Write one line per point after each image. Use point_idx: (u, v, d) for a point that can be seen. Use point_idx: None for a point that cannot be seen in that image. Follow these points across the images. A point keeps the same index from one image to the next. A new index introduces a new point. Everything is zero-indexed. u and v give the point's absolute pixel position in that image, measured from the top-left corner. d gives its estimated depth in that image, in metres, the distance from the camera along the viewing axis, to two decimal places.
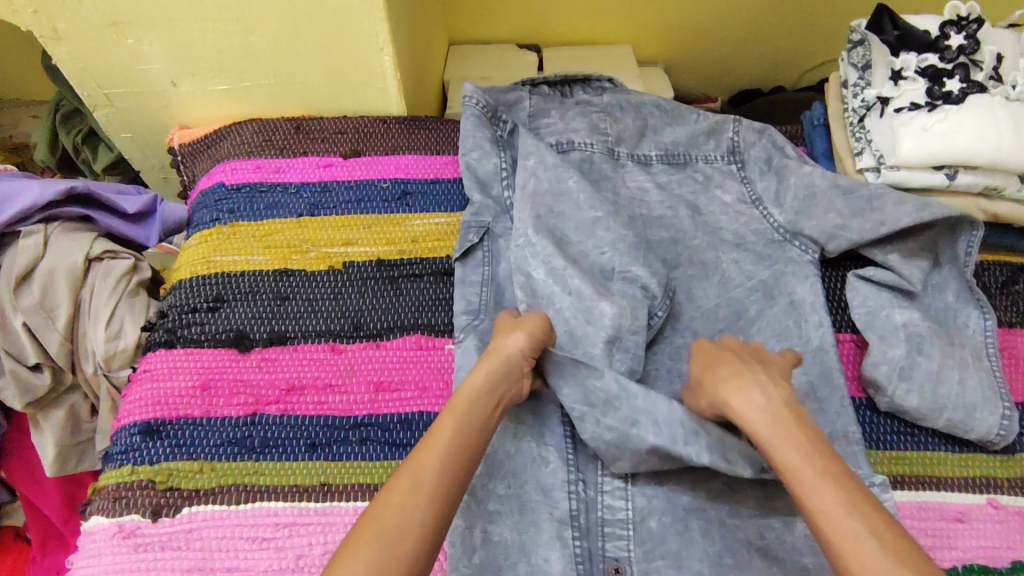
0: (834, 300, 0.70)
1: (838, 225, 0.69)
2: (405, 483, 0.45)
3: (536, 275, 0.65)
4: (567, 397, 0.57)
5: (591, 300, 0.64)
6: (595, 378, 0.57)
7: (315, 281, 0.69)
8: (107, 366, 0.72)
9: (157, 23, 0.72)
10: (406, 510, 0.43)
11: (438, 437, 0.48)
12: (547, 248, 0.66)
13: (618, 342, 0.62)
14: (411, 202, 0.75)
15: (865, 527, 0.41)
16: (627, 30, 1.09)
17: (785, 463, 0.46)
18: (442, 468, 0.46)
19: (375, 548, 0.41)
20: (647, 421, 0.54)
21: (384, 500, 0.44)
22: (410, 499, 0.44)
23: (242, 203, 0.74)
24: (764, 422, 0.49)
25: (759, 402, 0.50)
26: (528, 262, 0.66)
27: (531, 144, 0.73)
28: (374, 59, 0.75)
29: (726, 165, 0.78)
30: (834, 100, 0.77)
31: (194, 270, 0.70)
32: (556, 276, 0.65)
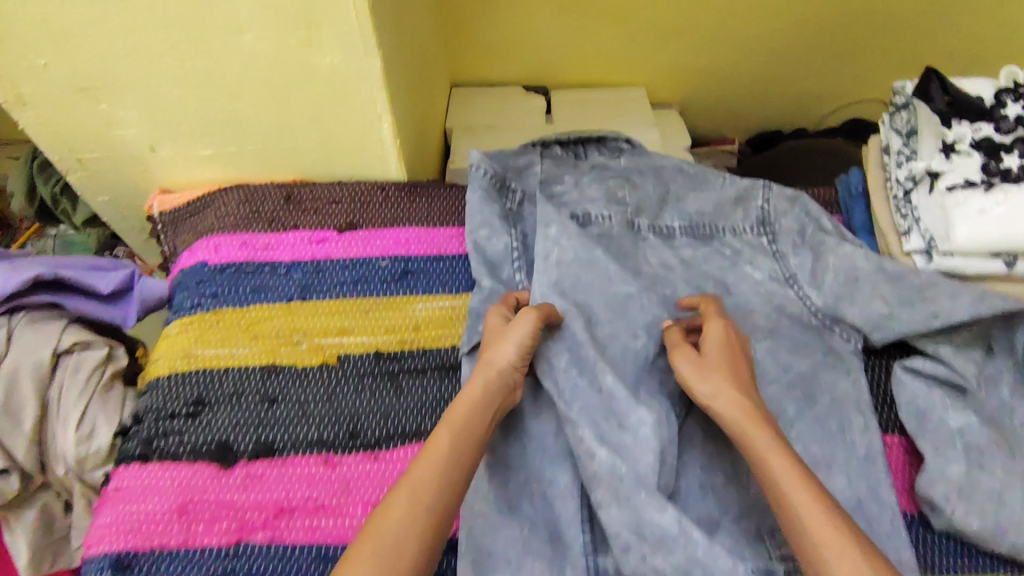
0: (879, 394, 0.65)
1: (884, 315, 0.63)
2: (406, 493, 0.45)
3: (560, 363, 0.59)
4: (613, 519, 0.51)
5: (626, 404, 0.56)
6: (651, 510, 0.50)
7: (307, 379, 0.62)
8: (79, 468, 0.65)
9: (132, 90, 0.65)
10: (406, 521, 0.43)
11: (435, 448, 0.48)
12: (579, 335, 0.60)
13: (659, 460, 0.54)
14: (412, 283, 0.69)
15: (845, 532, 0.43)
16: (641, 71, 1.03)
17: (766, 465, 0.48)
18: (440, 479, 0.46)
19: (378, 557, 0.41)
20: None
21: (384, 511, 0.44)
22: (410, 508, 0.44)
23: (227, 286, 0.67)
24: (743, 418, 0.51)
25: (739, 398, 0.53)
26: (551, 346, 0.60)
27: (550, 211, 0.67)
28: (372, 127, 0.68)
29: (756, 237, 0.72)
30: (875, 168, 0.71)
31: (174, 366, 0.63)
32: (582, 367, 0.59)
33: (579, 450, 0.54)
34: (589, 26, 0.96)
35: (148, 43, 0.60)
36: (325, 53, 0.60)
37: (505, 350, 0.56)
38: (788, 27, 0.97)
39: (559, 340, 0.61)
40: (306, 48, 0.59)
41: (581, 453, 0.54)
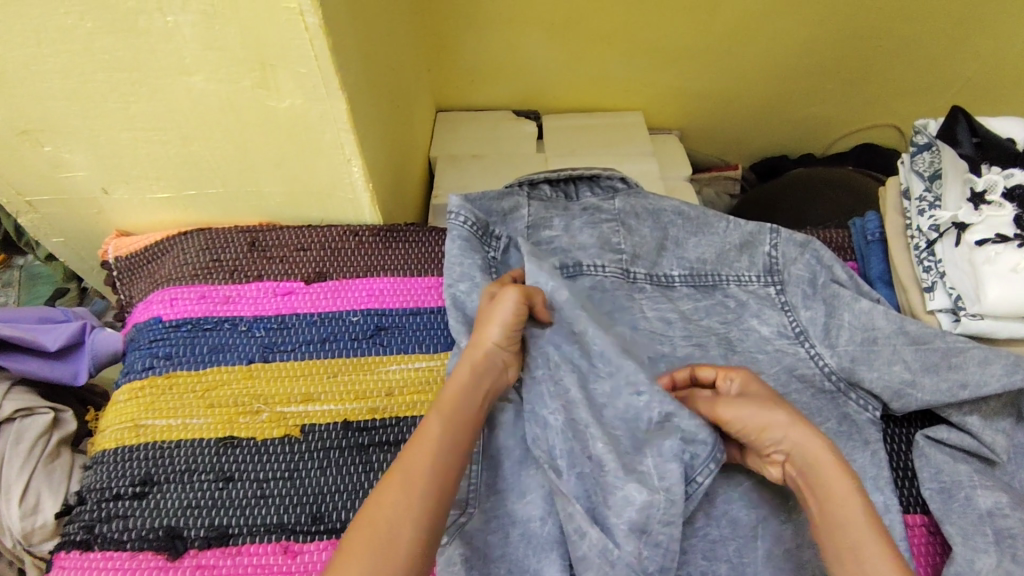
0: (900, 468, 0.59)
1: (906, 381, 0.57)
2: (398, 480, 0.45)
3: (554, 422, 0.54)
4: None
5: (616, 481, 0.51)
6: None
7: (267, 454, 0.56)
8: (26, 540, 0.59)
9: (78, 132, 0.59)
10: (399, 513, 0.44)
11: (427, 435, 0.48)
12: (573, 395, 0.55)
13: (647, 534, 0.50)
14: (386, 341, 0.63)
15: None
16: (639, 95, 0.97)
17: (847, 525, 0.46)
18: (432, 467, 0.46)
19: (372, 550, 0.42)
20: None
21: (378, 499, 0.45)
22: (402, 500, 0.44)
23: (182, 346, 0.61)
24: (822, 468, 0.48)
25: (817, 444, 0.49)
26: (545, 402, 0.54)
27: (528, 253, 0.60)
28: (341, 170, 0.63)
29: (762, 287, 0.66)
30: (894, 214, 0.65)
31: (121, 438, 0.57)
32: (576, 432, 0.53)
33: (569, 527, 0.51)
34: (582, 49, 0.90)
35: (91, 84, 0.54)
36: (284, 95, 0.55)
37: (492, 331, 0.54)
38: (794, 49, 0.91)
39: (553, 398, 0.54)
40: (263, 90, 0.54)
41: (570, 530, 0.51)
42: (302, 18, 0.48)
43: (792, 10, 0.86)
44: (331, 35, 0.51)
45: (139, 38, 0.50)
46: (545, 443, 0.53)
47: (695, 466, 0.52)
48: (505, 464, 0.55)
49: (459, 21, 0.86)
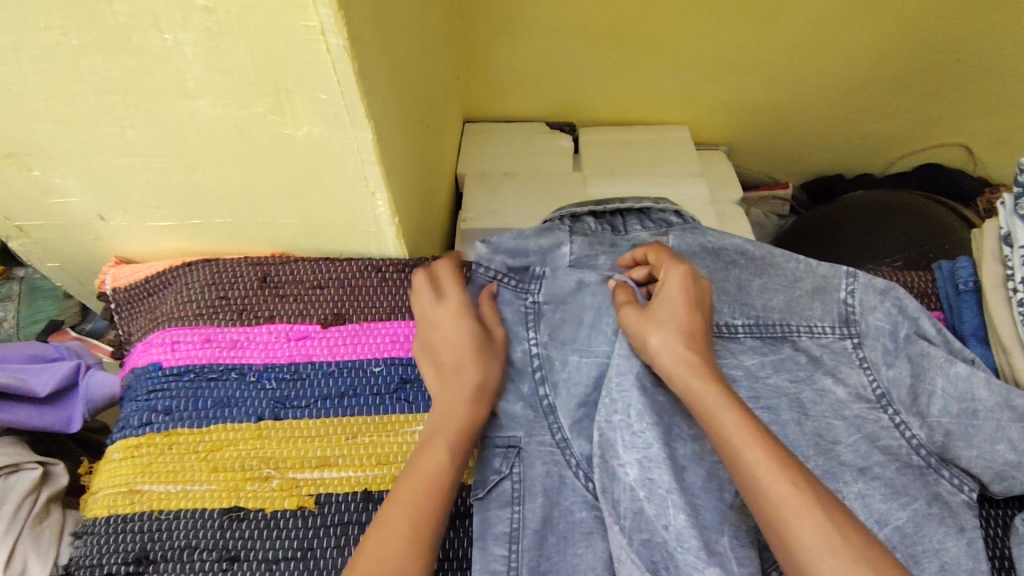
0: (997, 555, 0.51)
1: (1011, 462, 0.50)
2: (407, 499, 0.44)
3: (626, 477, 0.48)
4: None
5: (694, 563, 0.44)
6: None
7: (278, 529, 0.49)
8: None
9: (68, 157, 0.53)
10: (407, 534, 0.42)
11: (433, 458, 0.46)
12: (652, 451, 0.48)
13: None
14: (411, 396, 0.56)
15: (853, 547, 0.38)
16: (685, 108, 0.89)
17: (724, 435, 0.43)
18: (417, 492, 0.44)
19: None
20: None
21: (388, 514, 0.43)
22: (410, 517, 0.43)
23: (183, 398, 0.55)
24: (682, 371, 0.47)
25: (676, 345, 0.48)
26: (620, 453, 0.49)
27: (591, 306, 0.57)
28: (363, 203, 0.56)
29: (837, 340, 0.58)
30: (991, 262, 0.57)
31: (114, 505, 0.51)
32: (650, 492, 0.47)
33: None
34: (626, 59, 0.82)
35: (79, 105, 0.47)
36: (301, 122, 0.48)
37: (467, 357, 0.51)
38: (858, 62, 0.83)
39: (630, 451, 0.48)
40: (276, 116, 0.47)
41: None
42: (324, 37, 0.41)
43: (861, 18, 0.78)
44: (357, 57, 0.43)
45: (132, 56, 0.43)
46: (612, 493, 0.48)
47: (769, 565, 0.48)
48: (569, 532, 0.48)
49: (493, 27, 0.79)
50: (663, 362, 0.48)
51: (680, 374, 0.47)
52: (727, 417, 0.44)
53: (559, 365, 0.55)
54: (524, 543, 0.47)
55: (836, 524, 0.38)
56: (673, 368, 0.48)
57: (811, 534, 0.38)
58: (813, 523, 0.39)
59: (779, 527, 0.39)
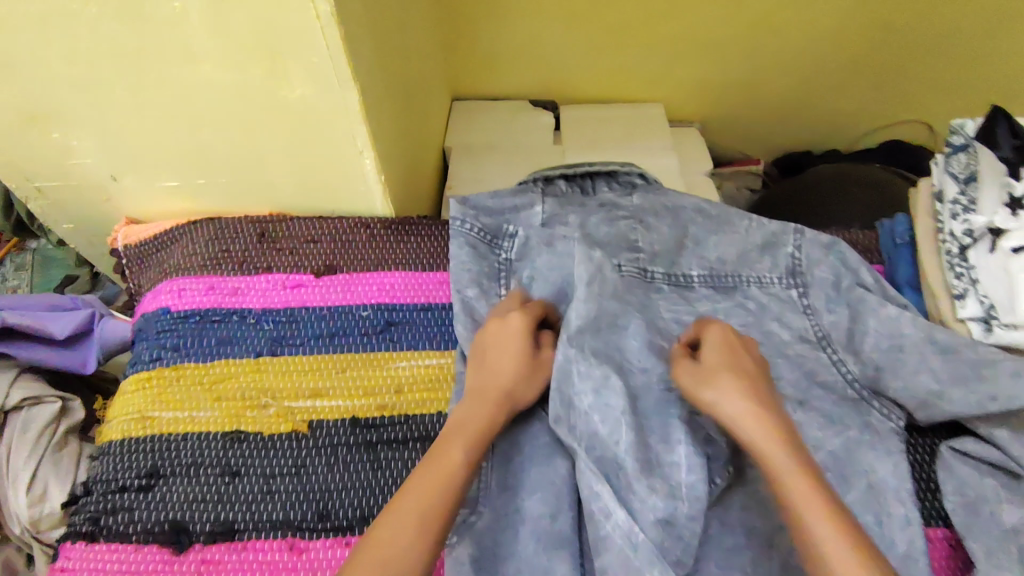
0: (922, 480, 0.57)
1: (933, 392, 0.54)
2: (424, 477, 0.44)
3: (582, 404, 0.52)
4: None
5: (636, 470, 0.49)
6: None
7: (274, 449, 0.56)
8: (36, 527, 0.60)
9: (85, 119, 0.58)
10: (411, 549, 0.40)
11: (449, 462, 0.45)
12: (607, 379, 0.53)
13: (671, 526, 0.48)
14: (396, 336, 0.62)
15: None
16: (661, 87, 0.95)
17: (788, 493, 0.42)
18: (435, 475, 0.44)
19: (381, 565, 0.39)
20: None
21: (392, 531, 0.41)
22: (418, 529, 0.41)
23: (189, 337, 0.60)
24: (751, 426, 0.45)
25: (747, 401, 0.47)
26: (575, 384, 0.53)
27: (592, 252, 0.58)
28: (354, 162, 0.61)
29: (784, 290, 0.64)
30: (925, 218, 0.62)
31: (126, 429, 0.57)
32: (606, 415, 0.52)
33: (593, 508, 0.48)
34: (602, 39, 0.88)
35: (99, 69, 0.53)
36: (295, 84, 0.53)
37: (494, 343, 0.53)
38: (821, 41, 0.88)
39: (584, 381, 0.53)
40: (272, 80, 0.53)
41: (596, 509, 0.48)
42: (314, 5, 0.47)
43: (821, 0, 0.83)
44: (344, 23, 0.49)
45: (144, 23, 0.49)
46: (571, 419, 0.52)
47: (713, 468, 0.53)
48: (533, 452, 0.54)
49: (478, 8, 0.84)
50: (732, 421, 0.46)
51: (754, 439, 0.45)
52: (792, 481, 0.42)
53: None
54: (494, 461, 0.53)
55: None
56: (750, 432, 0.45)
57: None
58: None
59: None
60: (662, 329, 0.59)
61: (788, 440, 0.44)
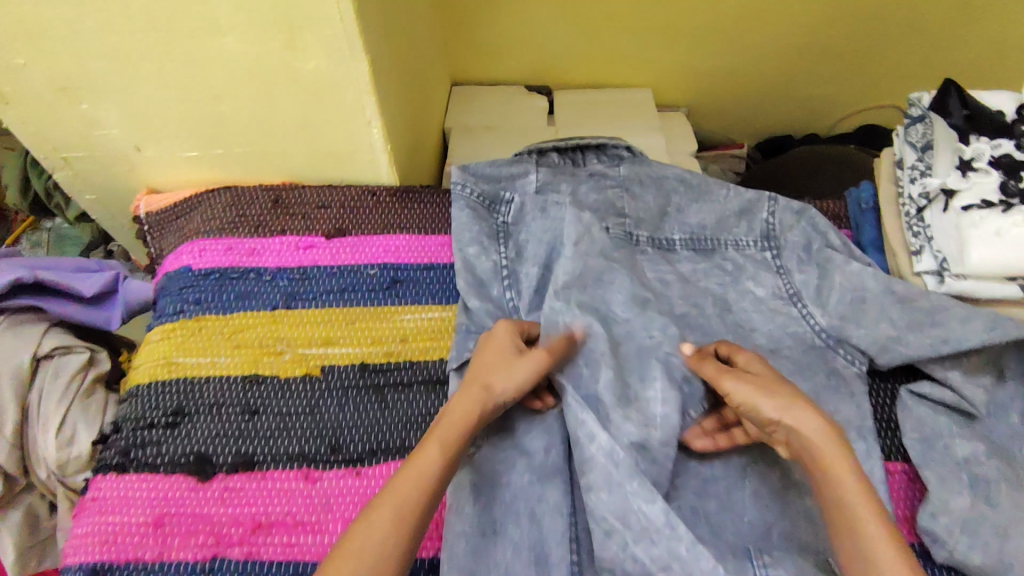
0: (883, 419, 0.62)
1: (892, 338, 0.60)
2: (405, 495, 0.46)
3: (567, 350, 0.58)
4: (599, 503, 0.51)
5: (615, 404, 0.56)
6: (640, 499, 0.50)
7: (290, 391, 0.61)
8: (62, 472, 0.64)
9: (114, 90, 0.63)
10: (381, 552, 0.43)
11: (423, 465, 0.47)
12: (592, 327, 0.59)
13: (646, 451, 0.54)
14: (401, 292, 0.67)
15: None
16: (648, 73, 1.00)
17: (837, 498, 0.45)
18: (416, 492, 0.46)
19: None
20: (681, 569, 0.48)
21: (363, 534, 0.43)
22: (388, 532, 0.44)
23: (210, 292, 0.65)
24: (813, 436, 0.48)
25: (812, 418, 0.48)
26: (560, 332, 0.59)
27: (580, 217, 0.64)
28: (362, 133, 0.67)
29: (759, 252, 0.69)
30: (887, 184, 0.68)
31: (153, 374, 0.62)
32: (586, 358, 0.58)
33: (580, 434, 0.53)
34: (593, 26, 0.93)
35: (130, 42, 0.58)
36: (310, 56, 0.58)
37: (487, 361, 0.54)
38: (798, 29, 0.94)
39: (568, 330, 0.59)
40: (290, 51, 0.58)
41: (581, 435, 0.53)
42: None
43: None
44: None
45: None
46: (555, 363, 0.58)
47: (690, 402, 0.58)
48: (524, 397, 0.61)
49: None
50: (796, 435, 0.48)
51: (816, 455, 0.47)
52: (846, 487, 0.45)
53: (524, 276, 0.64)
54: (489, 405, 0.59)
55: None
56: (813, 452, 0.47)
57: None
58: None
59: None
60: (647, 284, 0.64)
61: (845, 451, 0.46)
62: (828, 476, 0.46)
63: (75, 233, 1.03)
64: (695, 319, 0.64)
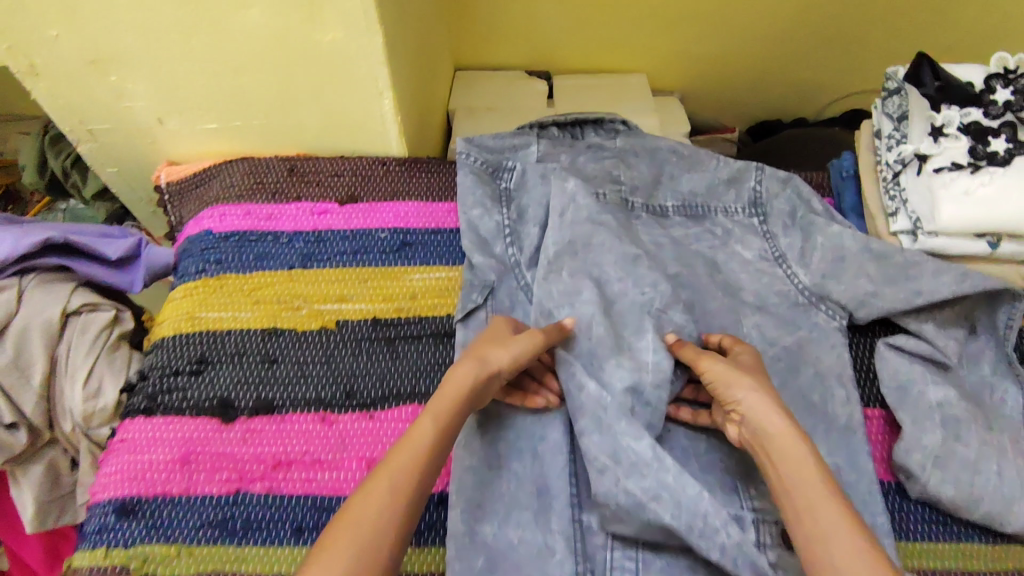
0: (862, 370, 0.66)
1: (870, 292, 0.64)
2: (413, 467, 0.45)
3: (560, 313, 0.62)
4: (593, 444, 0.54)
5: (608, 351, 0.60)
6: (628, 438, 0.54)
7: (306, 342, 0.65)
8: (86, 424, 0.67)
9: (142, 62, 0.66)
10: (382, 521, 0.42)
11: (419, 437, 0.47)
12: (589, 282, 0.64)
13: (639, 394, 0.58)
14: (410, 254, 0.71)
15: None
16: (643, 59, 1.05)
17: (791, 480, 0.47)
18: (420, 465, 0.46)
19: (356, 545, 0.40)
20: (671, 499, 0.51)
21: (362, 504, 0.43)
22: (388, 503, 0.43)
23: (230, 253, 0.69)
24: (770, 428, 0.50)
25: (773, 410, 0.51)
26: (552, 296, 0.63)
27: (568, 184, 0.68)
28: (373, 104, 0.71)
29: (747, 218, 0.74)
30: (866, 153, 0.72)
31: (177, 327, 0.65)
32: (580, 314, 0.62)
33: (570, 382, 0.58)
34: (591, 12, 0.98)
35: (159, 15, 0.61)
36: (329, 27, 0.62)
37: (490, 347, 0.55)
38: (786, 15, 0.98)
39: (561, 289, 0.63)
40: (310, 23, 0.62)
41: (571, 386, 0.58)
42: None
43: None
44: None
45: None
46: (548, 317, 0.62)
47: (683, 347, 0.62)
48: None
49: None
50: (753, 418, 0.51)
51: (771, 435, 0.50)
52: (799, 471, 0.47)
53: (525, 236, 0.68)
54: None
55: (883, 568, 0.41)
56: (773, 441, 0.49)
57: None
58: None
59: (826, 569, 0.42)
60: (642, 244, 0.68)
61: (804, 448, 0.48)
62: (783, 453, 0.48)
63: (89, 210, 1.07)
64: (688, 279, 0.68)
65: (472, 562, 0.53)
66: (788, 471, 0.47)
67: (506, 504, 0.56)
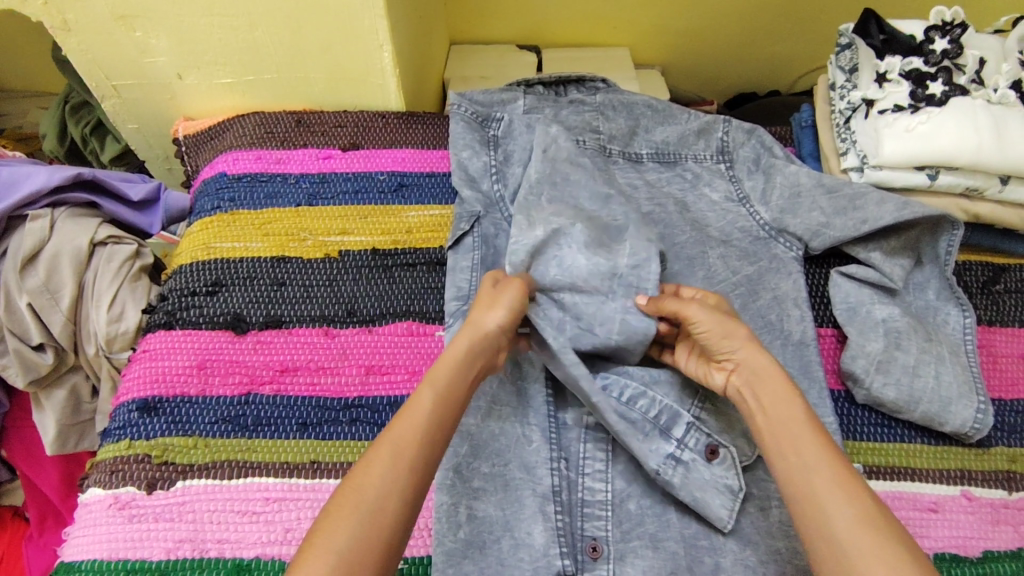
0: (816, 295, 0.72)
1: (822, 224, 0.71)
2: (412, 440, 0.48)
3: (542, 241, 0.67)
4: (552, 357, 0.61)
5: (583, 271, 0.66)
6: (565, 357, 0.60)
7: (312, 268, 0.71)
8: (108, 348, 0.74)
9: (166, 18, 0.73)
10: (384, 493, 0.45)
11: (417, 410, 0.50)
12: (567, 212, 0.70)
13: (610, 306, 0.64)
14: (407, 194, 0.77)
15: (854, 506, 0.45)
16: (625, 33, 1.12)
17: (772, 420, 0.52)
18: (422, 437, 0.49)
19: (357, 514, 0.44)
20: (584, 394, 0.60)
21: (364, 474, 0.46)
22: (389, 473, 0.46)
23: (242, 192, 0.76)
24: (758, 374, 0.55)
25: (763, 357, 0.55)
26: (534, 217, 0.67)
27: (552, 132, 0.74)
28: (374, 56, 0.78)
29: (715, 164, 0.80)
30: (822, 103, 0.80)
31: (194, 255, 0.72)
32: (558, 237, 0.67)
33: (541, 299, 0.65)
34: None
35: None
36: None
37: (484, 316, 0.57)
38: None
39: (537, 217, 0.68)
40: None
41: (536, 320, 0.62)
42: None
43: None
44: None
45: None
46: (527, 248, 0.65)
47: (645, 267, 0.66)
48: None
49: None
50: (746, 364, 0.55)
51: (763, 380, 0.54)
52: (785, 409, 0.52)
53: (512, 175, 0.75)
54: (476, 279, 0.68)
55: (856, 496, 0.46)
56: (761, 379, 0.54)
57: (843, 510, 0.45)
58: (835, 501, 0.46)
59: (809, 500, 0.47)
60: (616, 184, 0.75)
61: (797, 392, 0.53)
62: (773, 400, 0.53)
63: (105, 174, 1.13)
64: (659, 216, 0.75)
65: (458, 448, 0.58)
66: (776, 416, 0.52)
67: (488, 401, 0.61)
